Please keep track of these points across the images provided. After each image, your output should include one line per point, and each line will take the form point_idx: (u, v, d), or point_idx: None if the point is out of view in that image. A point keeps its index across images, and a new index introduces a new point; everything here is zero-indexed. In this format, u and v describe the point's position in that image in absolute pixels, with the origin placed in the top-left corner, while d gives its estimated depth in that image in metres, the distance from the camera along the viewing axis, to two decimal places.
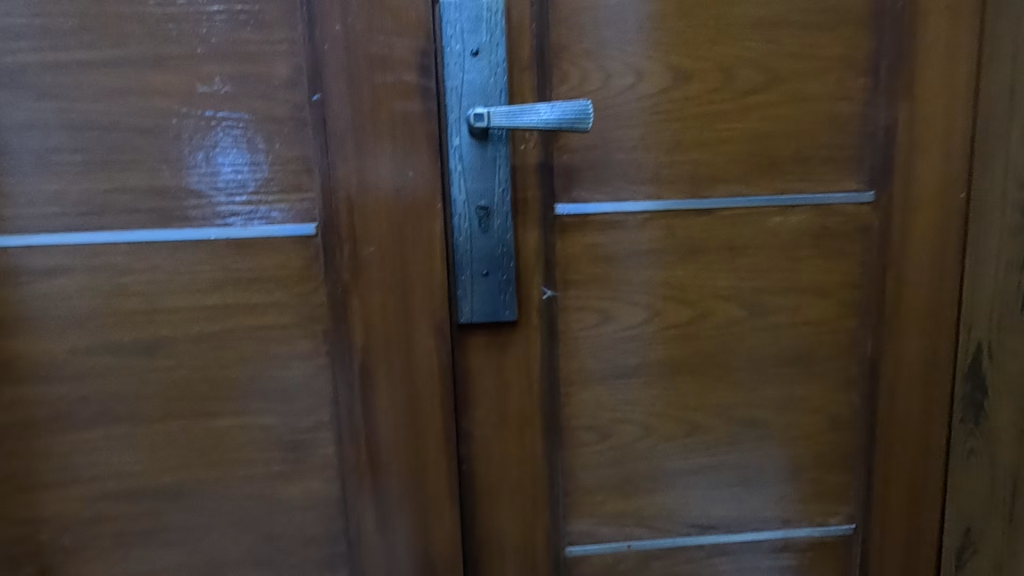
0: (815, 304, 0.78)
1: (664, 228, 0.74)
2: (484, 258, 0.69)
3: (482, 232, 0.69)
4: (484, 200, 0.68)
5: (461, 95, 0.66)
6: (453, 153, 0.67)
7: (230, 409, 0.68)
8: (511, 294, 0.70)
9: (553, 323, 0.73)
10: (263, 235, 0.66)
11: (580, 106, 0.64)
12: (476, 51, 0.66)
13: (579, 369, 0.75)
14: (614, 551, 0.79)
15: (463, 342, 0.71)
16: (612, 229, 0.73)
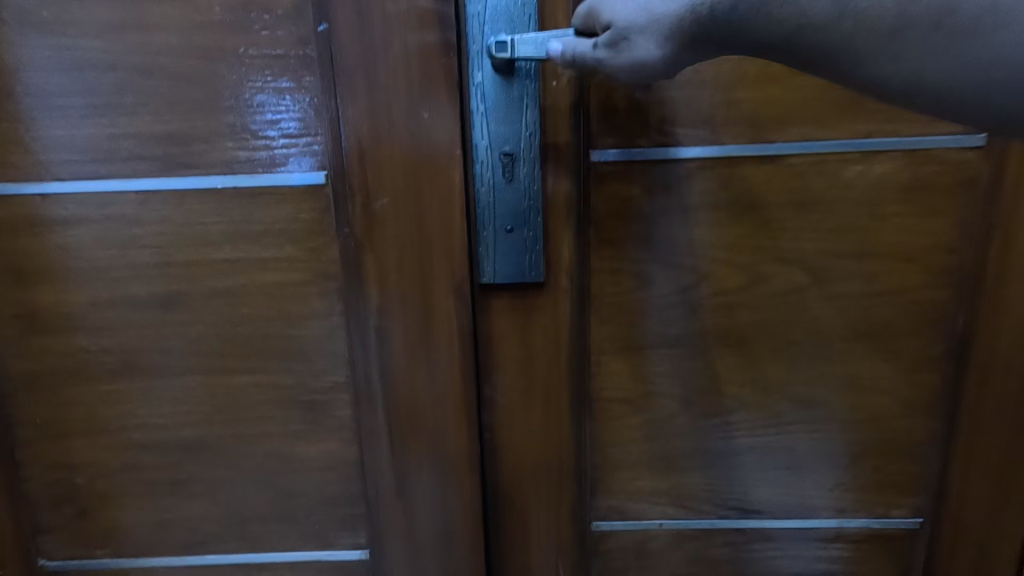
0: (895, 270, 0.67)
1: (718, 180, 0.64)
2: (507, 212, 0.62)
3: (506, 183, 0.61)
4: (508, 147, 0.60)
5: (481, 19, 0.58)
6: (474, 91, 0.59)
7: (247, 367, 0.66)
8: (537, 252, 0.63)
9: (584, 286, 0.66)
10: (269, 183, 0.61)
11: None
12: None
13: (612, 336, 0.68)
14: (645, 529, 0.74)
15: (485, 304, 0.65)
16: (656, 181, 0.64)
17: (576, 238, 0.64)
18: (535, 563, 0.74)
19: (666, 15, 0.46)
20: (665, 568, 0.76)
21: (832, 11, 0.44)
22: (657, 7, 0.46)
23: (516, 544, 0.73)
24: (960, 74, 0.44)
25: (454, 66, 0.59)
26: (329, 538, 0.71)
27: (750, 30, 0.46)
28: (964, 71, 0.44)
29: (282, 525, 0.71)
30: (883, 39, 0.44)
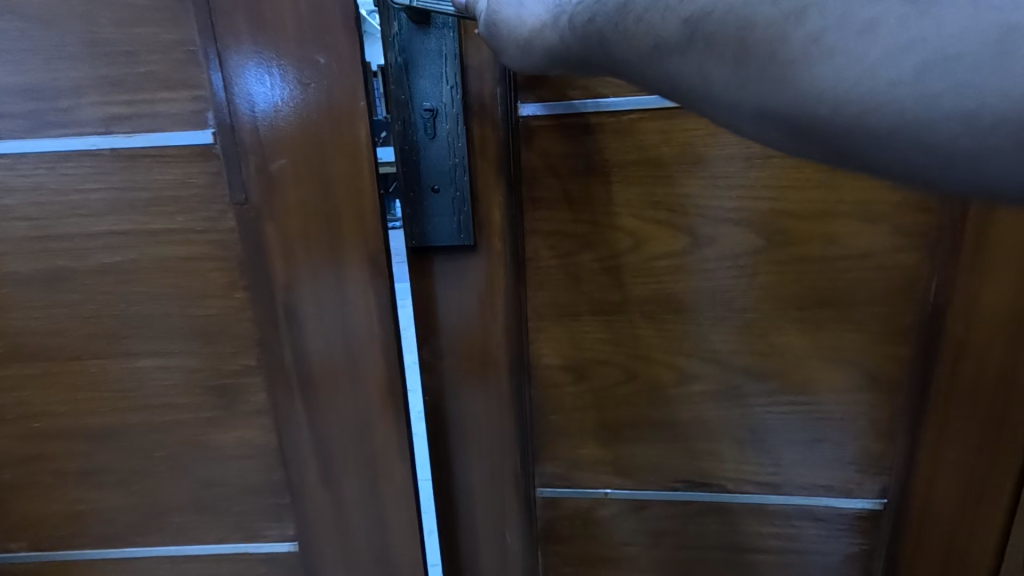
0: (857, 231, 0.62)
1: (660, 132, 0.61)
2: (433, 172, 0.59)
3: (429, 140, 0.58)
4: (430, 102, 0.56)
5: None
6: (390, 40, 0.55)
7: (149, 350, 0.60)
8: (466, 213, 0.61)
9: (519, 248, 0.64)
10: (152, 145, 0.54)
11: None
12: None
13: (551, 302, 0.67)
14: (589, 497, 0.74)
15: (418, 267, 0.64)
16: (592, 136, 0.61)
17: (509, 198, 0.61)
18: (480, 531, 0.74)
19: (520, 19, 0.43)
20: (612, 536, 0.75)
21: (678, 33, 0.36)
22: (515, 9, 0.43)
23: (462, 515, 0.74)
24: (805, 113, 0.33)
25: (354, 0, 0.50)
26: (256, 528, 0.67)
27: (599, 40, 0.40)
28: (803, 107, 0.33)
29: (205, 516, 0.67)
30: (724, 64, 0.35)
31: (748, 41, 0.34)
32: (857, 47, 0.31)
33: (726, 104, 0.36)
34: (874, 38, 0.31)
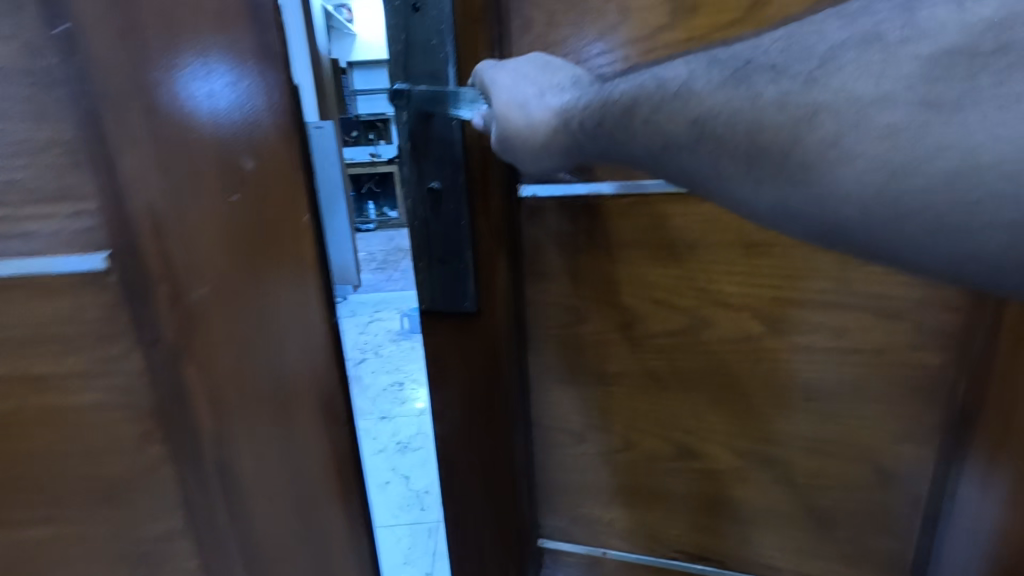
0: (871, 330, 0.58)
1: (658, 217, 0.62)
2: (441, 246, 0.65)
3: (437, 218, 0.64)
4: (437, 181, 0.62)
5: (426, 51, 0.58)
6: (400, 126, 0.60)
7: (40, 517, 0.47)
8: (468, 283, 0.66)
9: (520, 316, 0.69)
10: (23, 272, 0.41)
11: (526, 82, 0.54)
12: (419, 5, 0.56)
13: (551, 367, 0.72)
14: (591, 553, 0.80)
15: (429, 327, 0.70)
16: (591, 216, 0.64)
17: (508, 271, 0.66)
18: None
19: (536, 130, 0.53)
20: None
21: (687, 136, 0.42)
22: (529, 123, 0.53)
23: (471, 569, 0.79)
24: (827, 209, 0.36)
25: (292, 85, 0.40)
26: None
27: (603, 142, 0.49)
28: (828, 207, 0.36)
29: None
30: (736, 162, 0.39)
31: (758, 144, 0.38)
32: (883, 150, 0.34)
33: (747, 195, 0.40)
34: (882, 151, 0.34)
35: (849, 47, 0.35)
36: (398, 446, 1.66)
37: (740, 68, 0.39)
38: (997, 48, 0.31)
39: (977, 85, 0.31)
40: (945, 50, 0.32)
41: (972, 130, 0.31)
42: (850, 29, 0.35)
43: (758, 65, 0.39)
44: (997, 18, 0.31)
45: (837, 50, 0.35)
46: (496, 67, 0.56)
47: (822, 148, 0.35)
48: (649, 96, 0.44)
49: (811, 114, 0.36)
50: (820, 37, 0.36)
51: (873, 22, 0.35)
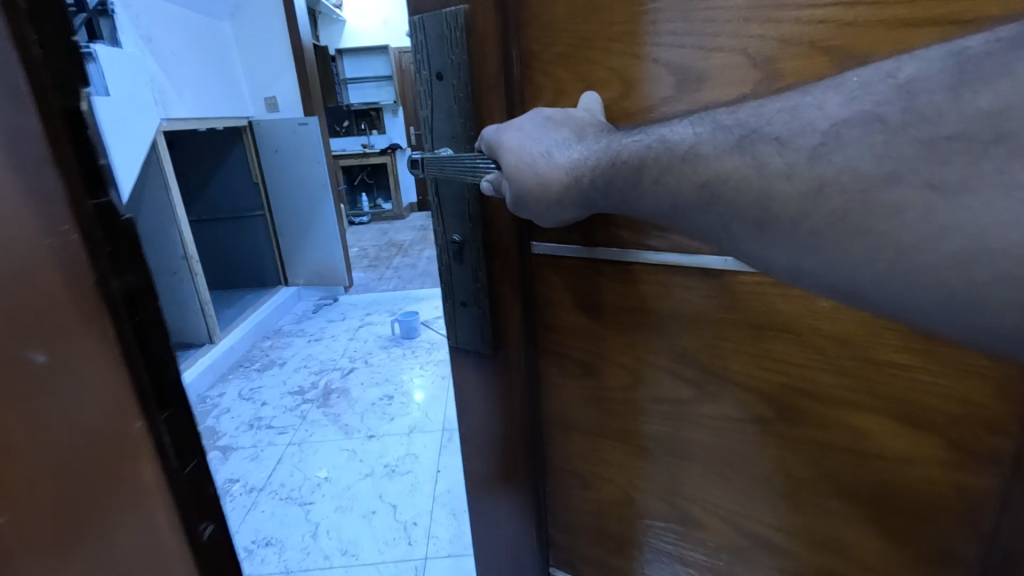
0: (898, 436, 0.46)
1: (660, 287, 0.56)
2: (463, 289, 0.70)
3: (459, 265, 0.69)
4: (457, 235, 0.67)
5: (446, 121, 0.60)
6: (433, 183, 0.67)
7: None
8: (484, 330, 0.70)
9: (532, 364, 0.70)
10: None
11: (535, 132, 0.50)
12: (441, 74, 0.58)
13: (561, 415, 0.71)
14: None
15: (456, 360, 0.77)
16: (600, 280, 0.60)
17: (519, 324, 0.68)
18: None
19: (546, 186, 0.49)
20: None
21: (697, 200, 0.38)
22: (538, 179, 0.48)
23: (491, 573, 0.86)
24: (844, 276, 0.32)
25: (87, 208, 0.29)
26: None
27: (610, 186, 0.45)
28: (842, 277, 0.33)
29: None
30: (747, 225, 0.36)
31: (770, 211, 0.35)
32: (888, 228, 0.30)
33: (764, 259, 0.36)
34: (878, 230, 0.30)
35: (853, 125, 0.31)
36: (386, 471, 1.54)
37: (744, 135, 0.36)
38: (995, 137, 0.27)
39: (978, 171, 0.27)
40: (947, 136, 0.28)
41: (968, 212, 0.27)
42: (850, 108, 0.31)
43: (763, 134, 0.35)
44: (995, 107, 0.27)
45: (843, 128, 0.31)
46: (501, 131, 0.52)
47: (827, 224, 0.32)
48: (656, 159, 0.41)
49: (818, 188, 0.32)
50: (824, 112, 0.33)
51: (871, 101, 0.31)
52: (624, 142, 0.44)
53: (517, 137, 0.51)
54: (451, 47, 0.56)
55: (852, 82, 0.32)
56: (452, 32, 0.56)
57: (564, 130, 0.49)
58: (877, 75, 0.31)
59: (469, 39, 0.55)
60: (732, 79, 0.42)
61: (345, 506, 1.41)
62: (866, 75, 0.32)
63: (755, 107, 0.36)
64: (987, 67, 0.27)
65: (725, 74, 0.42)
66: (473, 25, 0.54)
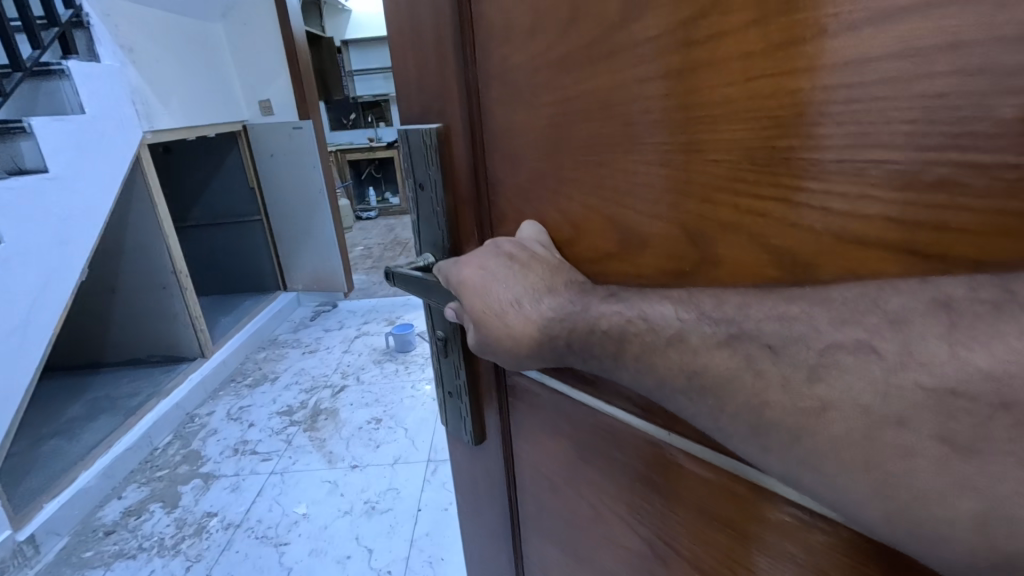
0: None
1: (624, 440, 0.43)
2: (448, 378, 0.60)
3: (445, 358, 0.59)
4: (442, 330, 0.57)
5: (428, 235, 0.53)
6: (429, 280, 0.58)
7: None
8: (469, 431, 0.60)
9: (511, 480, 0.59)
10: None
11: (496, 270, 0.41)
12: (422, 185, 0.51)
13: (540, 548, 0.59)
14: None
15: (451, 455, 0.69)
16: (562, 412, 0.49)
17: (501, 428, 0.58)
18: None
19: (510, 338, 0.39)
20: None
21: (681, 388, 0.30)
22: (501, 328, 0.39)
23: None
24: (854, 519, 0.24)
25: None
26: None
27: (590, 352, 0.35)
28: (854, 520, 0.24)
29: None
30: (740, 430, 0.28)
31: (764, 417, 0.26)
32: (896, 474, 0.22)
33: (762, 465, 0.28)
34: (884, 476, 0.23)
35: (849, 352, 0.24)
36: (367, 508, 1.49)
37: (729, 330, 0.28)
38: (1004, 405, 0.20)
39: (992, 435, 0.20)
40: (953, 388, 0.21)
41: (992, 479, 0.20)
42: (843, 330, 0.24)
43: (750, 336, 0.27)
44: (999, 372, 0.20)
45: (837, 352, 0.24)
46: (460, 263, 0.44)
47: (828, 451, 0.24)
48: (639, 335, 0.32)
49: (820, 410, 0.24)
50: (811, 324, 0.26)
51: (866, 327, 0.24)
52: (604, 309, 0.35)
53: (477, 276, 0.42)
54: (429, 160, 0.49)
55: (837, 301, 0.25)
56: (428, 146, 0.48)
57: (528, 275, 0.40)
58: (861, 300, 0.25)
59: (443, 153, 0.48)
60: (666, 256, 0.34)
61: (319, 549, 1.37)
62: (854, 296, 0.25)
63: (731, 301, 0.29)
64: (986, 321, 0.21)
65: (660, 247, 0.35)
66: (450, 138, 0.47)
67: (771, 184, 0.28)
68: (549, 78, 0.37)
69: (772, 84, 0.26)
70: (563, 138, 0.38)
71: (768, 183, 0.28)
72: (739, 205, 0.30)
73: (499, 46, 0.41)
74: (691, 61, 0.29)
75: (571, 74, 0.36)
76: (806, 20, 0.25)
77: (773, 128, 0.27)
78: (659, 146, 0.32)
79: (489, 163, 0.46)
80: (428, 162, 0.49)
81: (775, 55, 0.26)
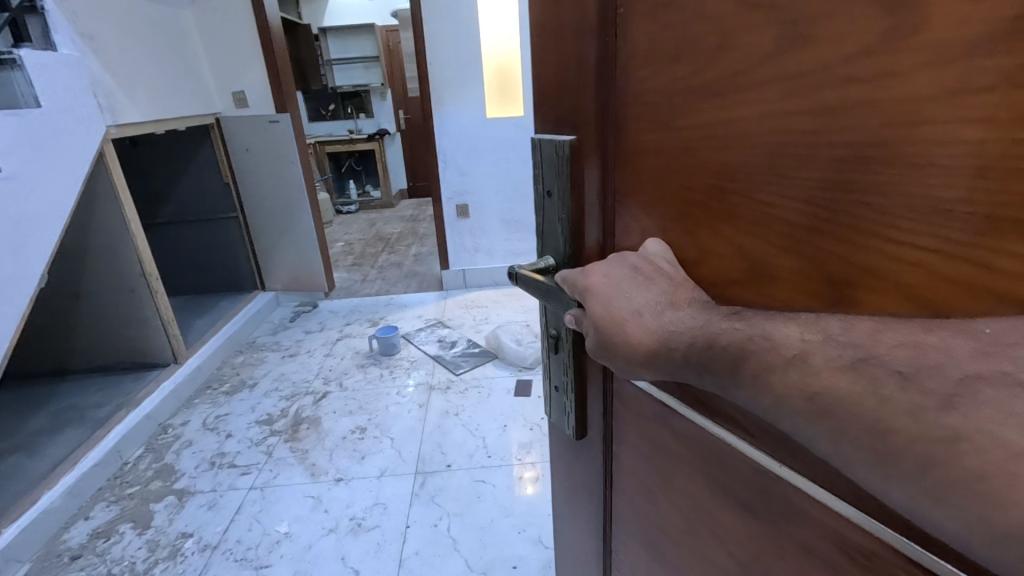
0: None
1: (721, 460, 0.41)
2: (557, 373, 0.60)
3: (555, 355, 0.60)
4: (555, 330, 0.58)
5: (552, 240, 0.56)
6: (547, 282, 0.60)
7: None
8: (571, 426, 0.60)
9: (603, 482, 0.59)
10: None
11: (630, 286, 0.41)
12: (550, 191, 0.54)
13: (625, 552, 0.58)
14: None
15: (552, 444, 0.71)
16: (661, 424, 0.47)
17: (602, 433, 0.57)
18: None
19: (631, 349, 0.39)
20: None
21: (802, 409, 0.28)
22: (623, 337, 0.39)
23: None
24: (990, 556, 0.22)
25: None
26: None
27: (702, 364, 0.34)
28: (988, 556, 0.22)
29: None
30: (860, 453, 0.26)
31: (889, 443, 0.24)
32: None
33: (882, 495, 0.26)
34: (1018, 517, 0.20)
35: (991, 384, 0.22)
36: (351, 525, 1.42)
37: (856, 354, 0.26)
38: None
39: None
40: None
41: None
42: (988, 361, 0.23)
43: (880, 362, 0.26)
44: None
45: (977, 382, 0.23)
46: (587, 273, 0.45)
47: (962, 487, 0.22)
48: (759, 355, 0.30)
49: (949, 441, 0.23)
50: (949, 354, 0.24)
51: (1013, 359, 0.22)
52: (729, 324, 0.33)
53: (609, 286, 0.42)
54: (559, 170, 0.52)
55: (984, 335, 0.24)
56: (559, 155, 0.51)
57: (656, 289, 0.40)
58: (1012, 333, 0.23)
59: (574, 164, 0.50)
60: (793, 277, 0.33)
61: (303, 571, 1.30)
62: (1003, 329, 0.23)
63: (861, 327, 0.28)
64: None
65: (786, 269, 0.34)
66: (583, 149, 0.50)
67: (918, 220, 0.26)
68: (688, 101, 0.37)
69: (937, 117, 0.25)
70: (695, 151, 0.38)
71: (923, 232, 0.26)
72: (885, 251, 0.28)
73: (638, 67, 0.41)
74: (845, 90, 0.28)
75: (712, 99, 0.35)
76: (996, 68, 0.22)
77: (932, 161, 0.25)
78: (807, 181, 0.31)
79: (617, 177, 0.47)
80: (557, 170, 0.52)
81: (953, 100, 0.24)
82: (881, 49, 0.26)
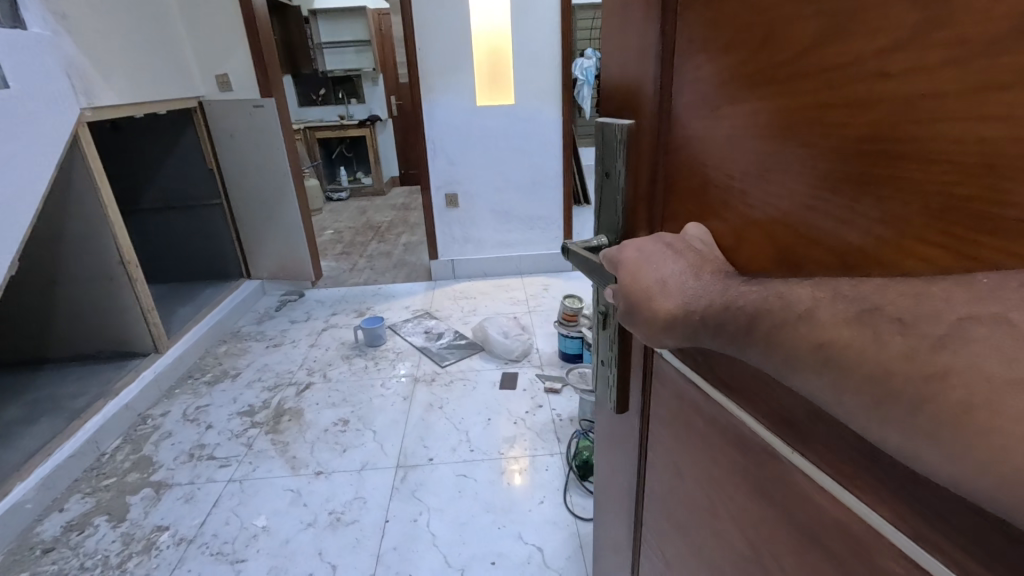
0: None
1: (743, 429, 0.41)
2: (604, 348, 0.63)
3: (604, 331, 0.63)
4: (603, 306, 0.61)
5: (609, 219, 0.59)
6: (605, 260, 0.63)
7: None
8: (613, 399, 0.63)
9: (639, 455, 0.61)
10: None
11: (661, 259, 0.42)
12: (610, 172, 0.56)
13: (654, 525, 0.59)
14: None
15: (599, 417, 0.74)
16: (690, 396, 0.48)
17: (640, 407, 0.59)
18: None
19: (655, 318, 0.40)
20: None
21: (808, 360, 0.27)
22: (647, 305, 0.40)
23: None
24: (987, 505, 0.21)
25: None
26: None
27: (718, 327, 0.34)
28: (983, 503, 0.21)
29: None
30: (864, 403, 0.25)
31: (887, 389, 0.24)
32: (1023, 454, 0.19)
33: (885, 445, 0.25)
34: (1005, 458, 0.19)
35: (980, 324, 0.21)
36: (330, 520, 1.41)
37: (861, 307, 0.26)
38: None
39: None
40: None
41: None
42: (980, 303, 0.21)
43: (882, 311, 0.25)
44: None
45: (968, 323, 0.21)
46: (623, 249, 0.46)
47: (953, 427, 0.21)
48: (771, 313, 0.29)
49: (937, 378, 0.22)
50: (946, 301, 0.23)
51: (1006, 300, 0.21)
52: (748, 288, 0.33)
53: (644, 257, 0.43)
54: (617, 154, 0.54)
55: (979, 283, 0.22)
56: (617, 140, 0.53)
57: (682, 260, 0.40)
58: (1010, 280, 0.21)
59: (634, 151, 0.52)
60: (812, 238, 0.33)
61: (279, 568, 1.28)
62: (1001, 277, 0.22)
63: (869, 284, 0.27)
64: None
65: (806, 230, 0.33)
66: (640, 136, 0.51)
67: (930, 168, 0.25)
68: (736, 90, 0.37)
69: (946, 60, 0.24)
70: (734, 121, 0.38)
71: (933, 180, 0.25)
72: (897, 217, 0.27)
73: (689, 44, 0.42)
74: (864, 41, 0.27)
75: (756, 86, 0.35)
76: (1012, 65, 0.21)
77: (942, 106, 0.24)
78: (830, 158, 0.30)
79: (668, 162, 0.48)
80: (616, 153, 0.54)
81: (965, 71, 0.23)
82: (909, 36, 0.25)
